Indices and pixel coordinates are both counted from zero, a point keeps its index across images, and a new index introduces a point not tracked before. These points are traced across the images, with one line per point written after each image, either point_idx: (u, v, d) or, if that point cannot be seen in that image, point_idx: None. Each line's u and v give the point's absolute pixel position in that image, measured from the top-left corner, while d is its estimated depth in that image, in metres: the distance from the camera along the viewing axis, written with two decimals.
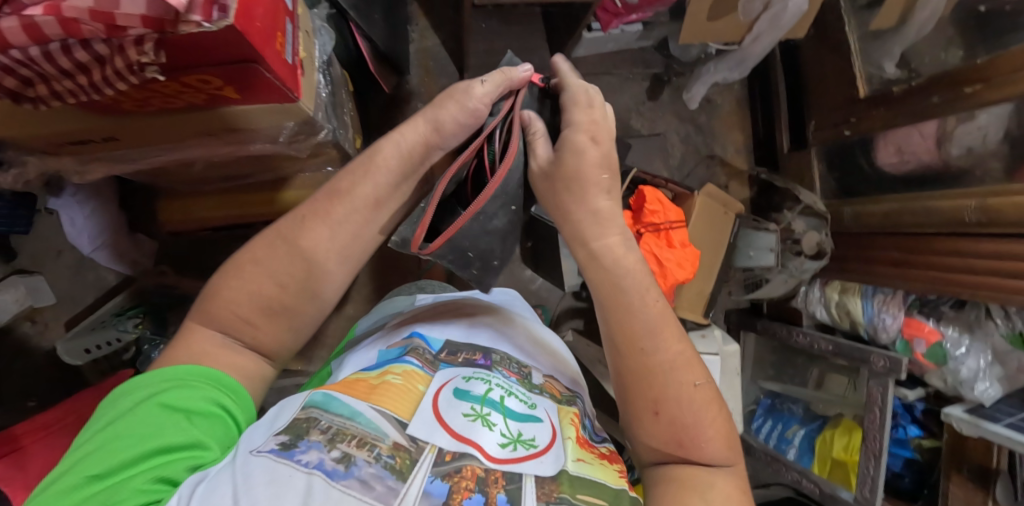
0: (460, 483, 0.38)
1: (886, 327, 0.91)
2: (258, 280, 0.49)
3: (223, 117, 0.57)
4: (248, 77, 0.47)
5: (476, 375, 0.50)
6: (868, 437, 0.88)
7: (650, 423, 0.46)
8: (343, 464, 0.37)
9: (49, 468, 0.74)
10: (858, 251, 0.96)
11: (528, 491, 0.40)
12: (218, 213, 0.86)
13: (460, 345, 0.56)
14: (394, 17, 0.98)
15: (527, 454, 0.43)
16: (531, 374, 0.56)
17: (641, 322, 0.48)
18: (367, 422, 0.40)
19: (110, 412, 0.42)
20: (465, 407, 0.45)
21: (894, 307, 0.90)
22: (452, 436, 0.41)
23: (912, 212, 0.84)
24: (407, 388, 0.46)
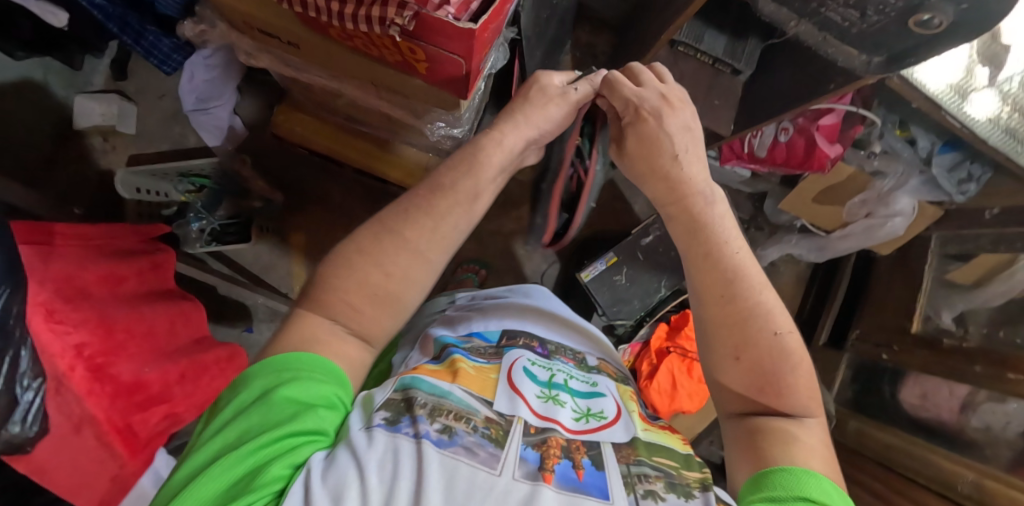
0: (549, 450, 0.42)
1: None
2: (367, 268, 0.49)
3: (400, 77, 0.65)
4: (446, 62, 0.55)
5: (539, 362, 0.57)
6: None
7: (730, 370, 0.46)
8: (446, 434, 0.40)
9: (65, 275, 0.75)
10: (847, 467, 0.98)
11: (608, 455, 0.45)
12: (327, 141, 0.93)
13: (516, 332, 0.63)
14: (550, 60, 1.06)
15: (599, 424, 0.50)
16: (586, 358, 0.63)
17: (724, 268, 0.48)
18: (458, 400, 0.45)
19: (239, 407, 0.42)
20: (536, 389, 0.52)
21: None
22: (535, 414, 0.47)
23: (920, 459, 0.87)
24: (481, 375, 0.51)
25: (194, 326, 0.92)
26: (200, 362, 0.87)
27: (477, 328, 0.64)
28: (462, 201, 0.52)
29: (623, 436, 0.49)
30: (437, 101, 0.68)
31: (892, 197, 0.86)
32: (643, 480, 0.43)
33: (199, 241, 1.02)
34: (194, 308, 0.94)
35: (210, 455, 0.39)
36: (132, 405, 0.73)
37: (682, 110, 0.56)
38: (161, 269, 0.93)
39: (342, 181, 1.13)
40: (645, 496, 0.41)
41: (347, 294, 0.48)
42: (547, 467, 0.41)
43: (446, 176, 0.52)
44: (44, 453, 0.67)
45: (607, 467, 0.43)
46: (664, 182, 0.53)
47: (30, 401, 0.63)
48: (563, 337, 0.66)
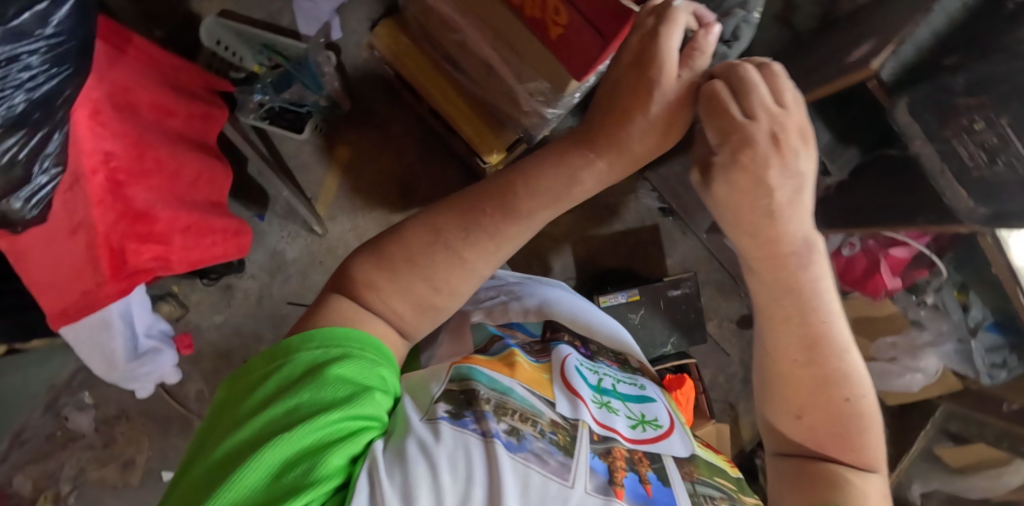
0: (616, 462, 0.40)
1: None
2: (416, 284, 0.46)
3: (525, 35, 0.66)
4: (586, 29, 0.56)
5: (588, 364, 0.54)
6: None
7: (791, 425, 0.44)
8: (514, 436, 0.38)
9: (123, 85, 0.74)
10: None
11: (671, 471, 0.42)
12: (416, 70, 0.91)
13: (560, 327, 0.62)
14: None
15: (657, 433, 0.47)
16: (627, 360, 0.63)
17: (809, 333, 0.42)
18: (521, 399, 0.43)
19: (287, 382, 0.40)
20: (590, 393, 0.48)
21: None
22: (596, 422, 0.44)
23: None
24: (539, 376, 0.48)
25: (215, 187, 0.90)
26: (209, 223, 0.84)
27: (518, 323, 0.63)
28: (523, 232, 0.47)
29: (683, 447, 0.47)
30: (548, 72, 0.67)
31: (922, 354, 0.85)
32: (709, 502, 0.41)
33: (250, 112, 1.00)
34: (224, 172, 0.92)
35: (262, 435, 0.36)
36: (133, 232, 0.71)
37: (805, 137, 0.40)
38: (210, 122, 0.91)
39: (407, 118, 1.11)
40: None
41: (402, 300, 0.46)
42: (616, 479, 0.38)
43: (510, 207, 0.46)
44: (30, 242, 0.66)
45: (675, 485, 0.41)
46: (754, 238, 0.41)
47: (41, 185, 0.63)
48: (600, 337, 0.65)
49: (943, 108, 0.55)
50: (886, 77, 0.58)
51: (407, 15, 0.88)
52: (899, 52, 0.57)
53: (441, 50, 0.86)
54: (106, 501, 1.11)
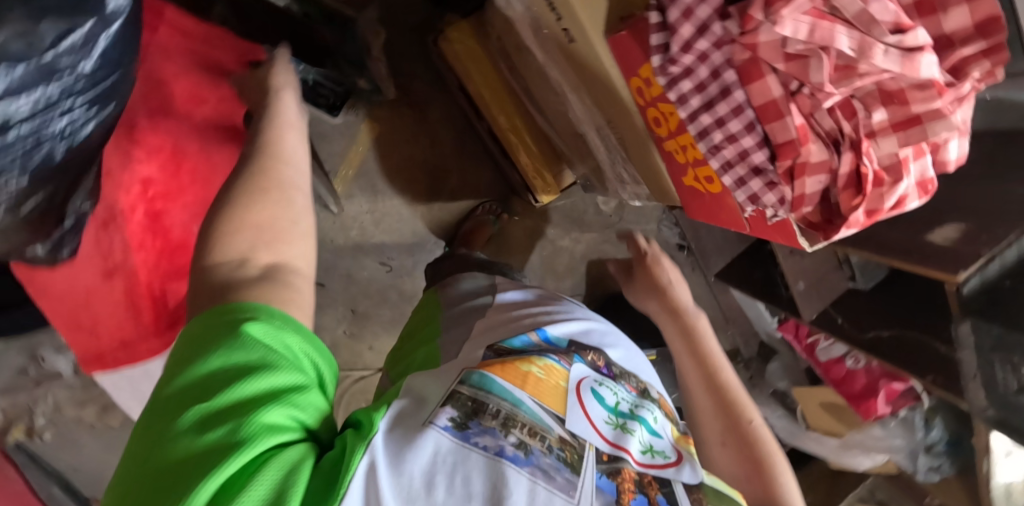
0: (624, 484, 0.39)
1: None
2: (244, 216, 0.43)
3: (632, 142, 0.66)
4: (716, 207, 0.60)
5: (605, 383, 0.50)
6: None
7: (721, 454, 0.53)
8: (521, 451, 0.38)
9: (166, 80, 0.63)
10: None
11: (680, 496, 0.40)
12: (481, 84, 0.84)
13: (583, 345, 0.56)
14: None
15: (664, 461, 0.44)
16: (647, 389, 0.55)
17: (722, 372, 0.59)
18: (530, 412, 0.42)
19: (190, 379, 0.35)
20: (603, 414, 0.45)
21: None
22: (603, 440, 0.42)
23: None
24: (551, 384, 0.46)
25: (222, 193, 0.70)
26: None
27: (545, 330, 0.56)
28: (287, 95, 0.54)
29: (698, 474, 0.44)
30: (658, 185, 0.69)
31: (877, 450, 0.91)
32: None
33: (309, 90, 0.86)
34: None
35: (184, 457, 0.32)
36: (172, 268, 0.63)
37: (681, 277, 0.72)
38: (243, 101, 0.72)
39: (445, 105, 1.04)
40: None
41: (250, 220, 0.43)
42: (623, 501, 0.38)
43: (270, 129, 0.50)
44: (55, 278, 0.59)
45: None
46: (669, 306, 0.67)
47: (67, 227, 0.55)
48: (617, 350, 0.59)
49: (1000, 342, 0.63)
50: (965, 291, 0.61)
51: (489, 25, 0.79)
52: (984, 270, 0.61)
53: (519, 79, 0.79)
54: (83, 439, 1.08)
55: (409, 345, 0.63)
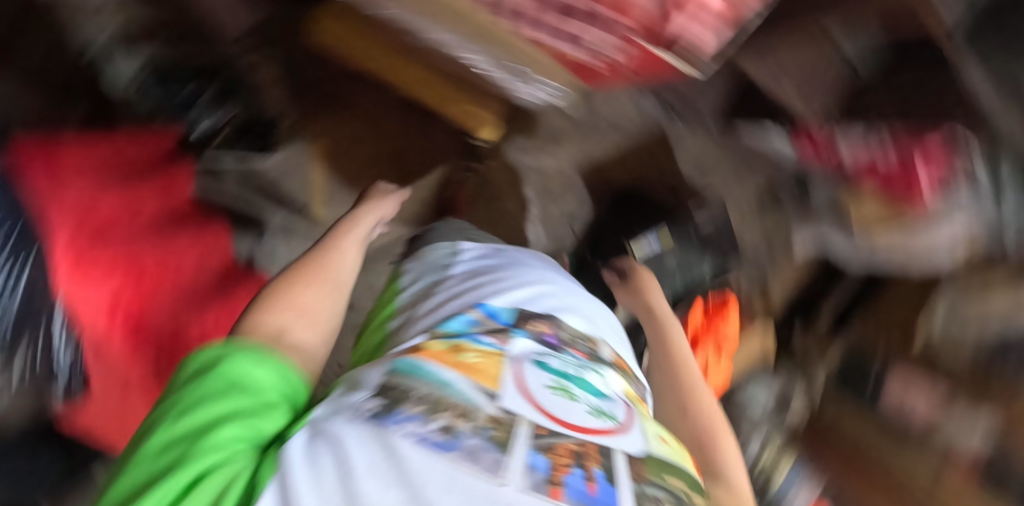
0: (557, 459, 0.38)
1: (792, 498, 1.05)
2: (296, 297, 0.58)
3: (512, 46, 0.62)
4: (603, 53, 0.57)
5: (547, 353, 0.50)
6: None
7: (679, 425, 0.61)
8: (446, 436, 0.37)
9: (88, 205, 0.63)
10: (813, 439, 1.14)
11: (622, 469, 0.40)
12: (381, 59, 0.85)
13: (529, 313, 0.56)
14: None
15: (608, 428, 0.44)
16: (599, 350, 0.56)
17: (687, 367, 0.67)
18: (457, 394, 0.41)
19: (169, 402, 0.39)
20: (546, 378, 0.46)
21: (808, 486, 1.07)
22: (537, 410, 0.42)
23: (888, 468, 1.00)
24: (487, 363, 0.46)
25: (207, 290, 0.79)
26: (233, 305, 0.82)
27: (484, 305, 0.56)
28: (372, 211, 0.80)
29: (640, 442, 0.45)
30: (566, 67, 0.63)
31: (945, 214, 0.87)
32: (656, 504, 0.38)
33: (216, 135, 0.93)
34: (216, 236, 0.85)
35: (137, 479, 0.34)
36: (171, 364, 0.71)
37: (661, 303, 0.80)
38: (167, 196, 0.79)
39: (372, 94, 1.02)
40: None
41: (297, 302, 0.57)
42: (555, 479, 0.36)
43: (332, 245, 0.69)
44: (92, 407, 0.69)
45: (620, 481, 0.38)
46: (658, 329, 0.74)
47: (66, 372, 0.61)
48: (579, 314, 0.61)
49: None
50: None
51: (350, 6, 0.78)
52: None
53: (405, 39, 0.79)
54: None
55: (363, 338, 0.64)
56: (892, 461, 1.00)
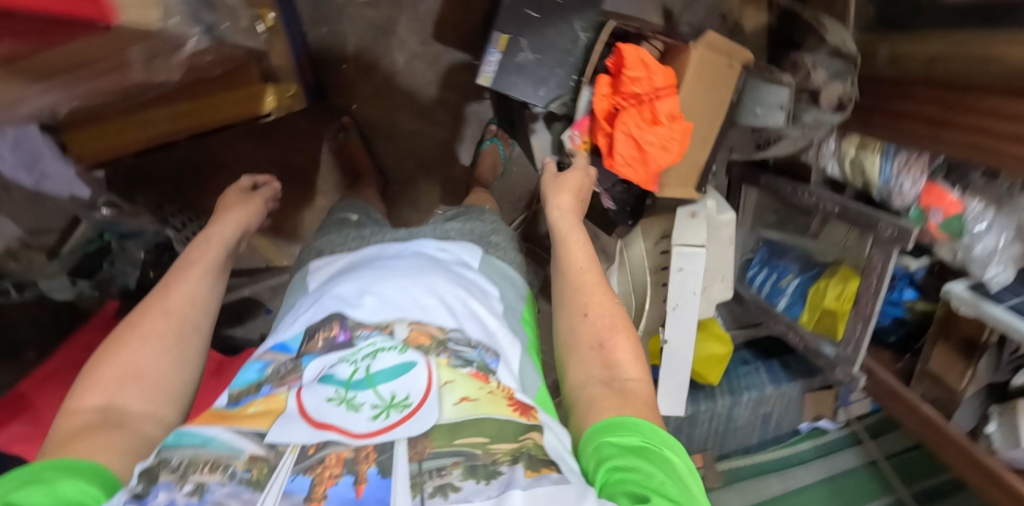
0: (324, 473, 0.44)
1: (902, 193, 0.82)
2: (123, 350, 0.54)
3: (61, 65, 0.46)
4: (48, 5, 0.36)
5: (342, 359, 0.56)
6: (861, 304, 0.90)
7: (588, 353, 0.61)
8: (195, 496, 0.40)
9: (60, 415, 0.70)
10: (882, 101, 0.87)
11: (400, 456, 0.46)
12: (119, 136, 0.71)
13: (317, 328, 0.60)
14: None
15: (397, 417, 0.50)
16: (402, 329, 0.60)
17: (587, 293, 0.66)
18: (218, 446, 0.45)
19: None
20: (329, 392, 0.53)
21: (916, 170, 0.80)
22: (313, 431, 0.48)
23: (971, 57, 0.73)
24: (266, 413, 0.51)
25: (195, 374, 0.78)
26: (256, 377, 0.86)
27: (283, 337, 0.62)
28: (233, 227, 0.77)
29: (433, 417, 0.50)
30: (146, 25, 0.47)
31: None
32: (437, 474, 0.44)
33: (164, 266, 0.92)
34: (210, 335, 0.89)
35: None
36: None
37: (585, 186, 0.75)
38: None
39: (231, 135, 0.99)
40: (432, 494, 0.42)
41: (126, 358, 0.53)
42: (316, 494, 0.42)
43: (178, 275, 0.63)
44: None
45: (395, 470, 0.44)
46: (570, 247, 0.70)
47: None
48: (402, 294, 0.65)
49: None
50: None
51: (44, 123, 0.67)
52: None
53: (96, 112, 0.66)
54: None
55: None
56: (973, 41, 0.73)
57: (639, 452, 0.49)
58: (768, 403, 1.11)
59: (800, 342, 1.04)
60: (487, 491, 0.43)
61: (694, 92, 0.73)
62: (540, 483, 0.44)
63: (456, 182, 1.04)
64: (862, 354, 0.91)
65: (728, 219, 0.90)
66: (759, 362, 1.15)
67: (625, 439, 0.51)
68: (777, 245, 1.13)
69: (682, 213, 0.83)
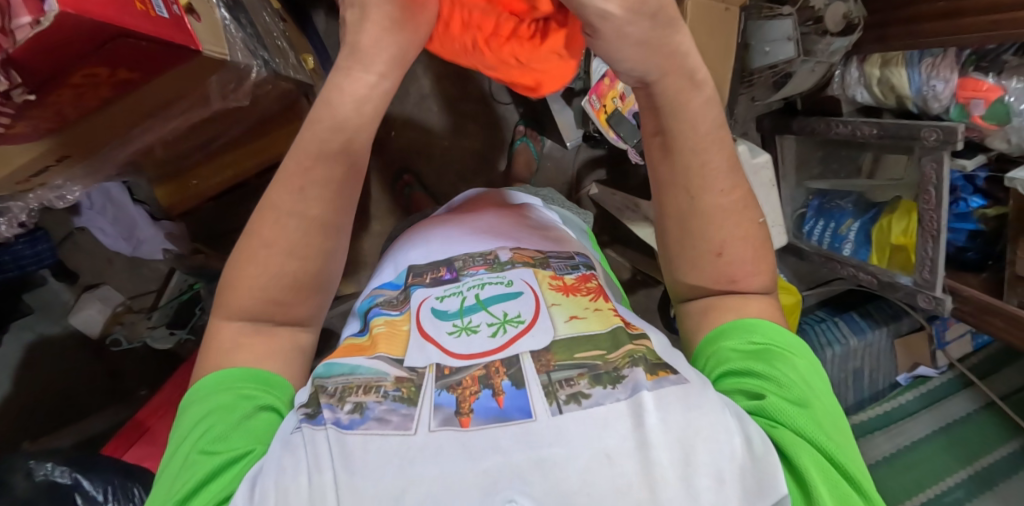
0: (465, 392, 0.35)
1: (937, 96, 0.80)
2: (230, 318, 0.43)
3: (153, 95, 0.55)
4: (131, 53, 0.46)
5: (448, 292, 0.45)
6: (925, 220, 0.85)
7: (708, 261, 0.43)
8: (357, 413, 0.34)
9: None
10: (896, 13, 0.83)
11: (529, 369, 0.37)
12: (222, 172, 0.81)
13: (421, 266, 0.49)
14: None
15: (518, 331, 0.40)
16: (499, 256, 0.49)
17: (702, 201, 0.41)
18: (367, 371, 0.37)
19: None
20: (447, 324, 0.42)
21: (944, 70, 0.78)
22: (445, 351, 0.39)
23: None
24: (390, 333, 0.42)
25: None
26: None
27: (389, 280, 0.50)
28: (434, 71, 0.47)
29: (549, 329, 0.40)
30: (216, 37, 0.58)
31: None
32: (569, 383, 0.35)
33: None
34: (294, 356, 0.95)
35: None
36: None
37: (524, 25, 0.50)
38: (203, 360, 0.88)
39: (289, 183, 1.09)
40: (568, 401, 0.33)
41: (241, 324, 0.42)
42: (465, 407, 0.34)
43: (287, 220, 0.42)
44: None
45: (528, 383, 0.35)
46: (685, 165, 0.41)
47: None
48: (506, 236, 0.51)
49: None
50: None
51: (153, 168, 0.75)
52: None
53: (189, 150, 0.75)
54: None
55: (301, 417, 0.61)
56: None
57: (755, 355, 0.41)
58: (857, 355, 1.06)
59: (874, 281, 0.98)
60: (616, 394, 0.34)
61: (695, 40, 0.77)
62: (664, 385, 0.34)
63: (496, 184, 1.09)
64: (942, 274, 0.85)
65: (765, 160, 0.88)
66: (835, 316, 1.10)
67: (738, 343, 0.42)
68: (829, 194, 1.10)
69: None
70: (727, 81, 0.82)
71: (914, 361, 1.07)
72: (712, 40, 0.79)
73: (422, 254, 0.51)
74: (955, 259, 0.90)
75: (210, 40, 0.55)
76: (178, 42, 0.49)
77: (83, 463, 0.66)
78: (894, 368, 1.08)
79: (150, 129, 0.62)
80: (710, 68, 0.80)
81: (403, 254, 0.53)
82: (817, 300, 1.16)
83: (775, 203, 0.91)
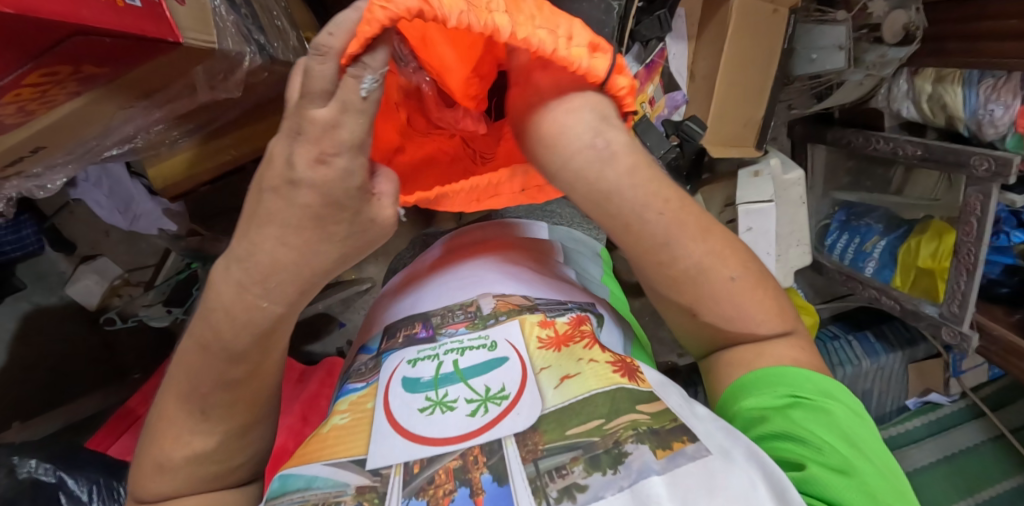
0: (438, 494, 0.33)
1: (995, 121, 0.73)
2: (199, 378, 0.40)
3: (130, 87, 0.50)
4: (94, 47, 0.40)
5: (422, 356, 0.42)
6: (961, 252, 0.80)
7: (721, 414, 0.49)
8: None
9: None
10: (959, 26, 0.76)
11: (511, 457, 0.33)
12: (215, 158, 0.76)
13: (395, 325, 0.48)
14: None
15: (501, 409, 0.37)
16: (479, 305, 0.46)
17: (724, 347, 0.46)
18: (325, 483, 0.35)
19: None
20: (420, 400, 0.39)
21: (1006, 94, 0.71)
22: (418, 441, 0.36)
23: None
24: (351, 424, 0.39)
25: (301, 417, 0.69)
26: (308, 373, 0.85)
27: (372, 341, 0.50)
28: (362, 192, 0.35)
29: (536, 402, 0.36)
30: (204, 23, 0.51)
31: None
32: (557, 474, 0.32)
33: None
34: None
35: None
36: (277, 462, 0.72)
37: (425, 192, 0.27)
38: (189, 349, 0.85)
39: None
40: (559, 499, 0.31)
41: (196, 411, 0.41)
42: None
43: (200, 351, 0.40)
44: None
45: (511, 474, 0.32)
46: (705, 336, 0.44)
47: None
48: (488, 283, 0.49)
49: None
50: None
51: (141, 153, 0.69)
52: None
53: (179, 135, 0.70)
54: None
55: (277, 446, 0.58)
56: None
57: (787, 413, 0.39)
58: (868, 377, 1.03)
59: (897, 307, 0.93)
60: (617, 481, 0.31)
61: (739, 43, 0.70)
62: (680, 463, 0.32)
63: None
64: (972, 309, 0.80)
65: (796, 177, 0.83)
66: (848, 334, 1.05)
67: (765, 399, 0.40)
68: (856, 207, 1.04)
69: (744, 173, 0.78)
70: (766, 89, 0.76)
71: (926, 387, 1.05)
72: (757, 44, 0.72)
73: (403, 315, 0.50)
74: (986, 292, 0.86)
75: (192, 26, 0.49)
76: (149, 34, 0.43)
77: (68, 464, 0.64)
78: (903, 392, 1.05)
79: (132, 120, 0.56)
80: (750, 75, 0.73)
81: (396, 301, 0.53)
82: (830, 313, 1.12)
83: (802, 220, 0.85)
